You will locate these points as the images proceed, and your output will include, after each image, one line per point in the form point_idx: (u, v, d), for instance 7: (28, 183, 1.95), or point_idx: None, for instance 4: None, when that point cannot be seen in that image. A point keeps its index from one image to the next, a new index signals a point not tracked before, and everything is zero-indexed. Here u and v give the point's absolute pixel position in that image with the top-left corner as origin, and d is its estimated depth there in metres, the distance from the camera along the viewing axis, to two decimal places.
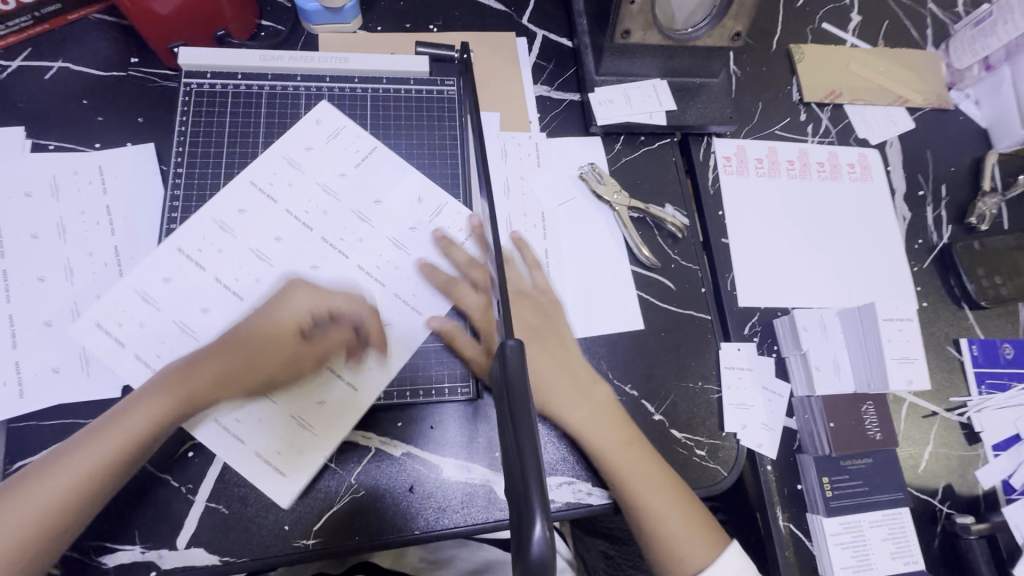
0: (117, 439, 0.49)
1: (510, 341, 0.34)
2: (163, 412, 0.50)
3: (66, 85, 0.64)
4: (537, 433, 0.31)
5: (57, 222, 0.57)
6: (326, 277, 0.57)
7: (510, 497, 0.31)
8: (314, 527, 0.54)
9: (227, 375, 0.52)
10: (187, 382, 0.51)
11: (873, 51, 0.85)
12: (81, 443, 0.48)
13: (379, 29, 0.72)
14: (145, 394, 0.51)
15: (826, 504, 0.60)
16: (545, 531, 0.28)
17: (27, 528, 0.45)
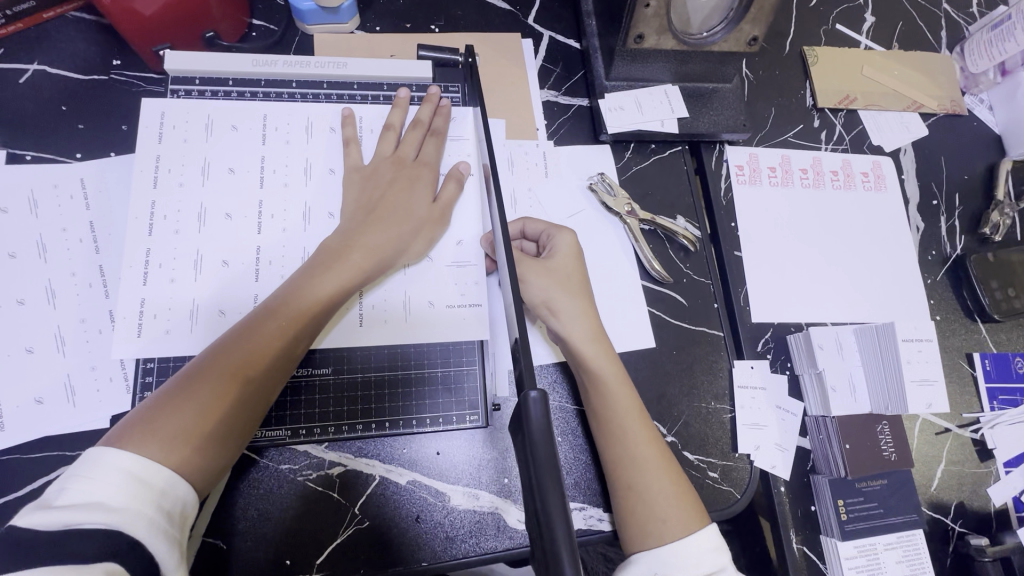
0: (273, 320, 0.47)
1: (535, 392, 0.31)
2: (316, 285, 0.49)
3: (43, 90, 0.59)
4: (564, 499, 0.28)
5: (37, 241, 0.54)
6: (394, 208, 0.55)
7: (538, 568, 0.28)
8: (317, 561, 0.52)
9: (364, 245, 0.52)
10: (332, 265, 0.51)
11: (888, 54, 0.82)
12: (219, 350, 0.45)
13: (377, 29, 0.68)
14: (238, 332, 0.46)
15: (841, 527, 0.59)
16: None
17: (197, 437, 0.41)
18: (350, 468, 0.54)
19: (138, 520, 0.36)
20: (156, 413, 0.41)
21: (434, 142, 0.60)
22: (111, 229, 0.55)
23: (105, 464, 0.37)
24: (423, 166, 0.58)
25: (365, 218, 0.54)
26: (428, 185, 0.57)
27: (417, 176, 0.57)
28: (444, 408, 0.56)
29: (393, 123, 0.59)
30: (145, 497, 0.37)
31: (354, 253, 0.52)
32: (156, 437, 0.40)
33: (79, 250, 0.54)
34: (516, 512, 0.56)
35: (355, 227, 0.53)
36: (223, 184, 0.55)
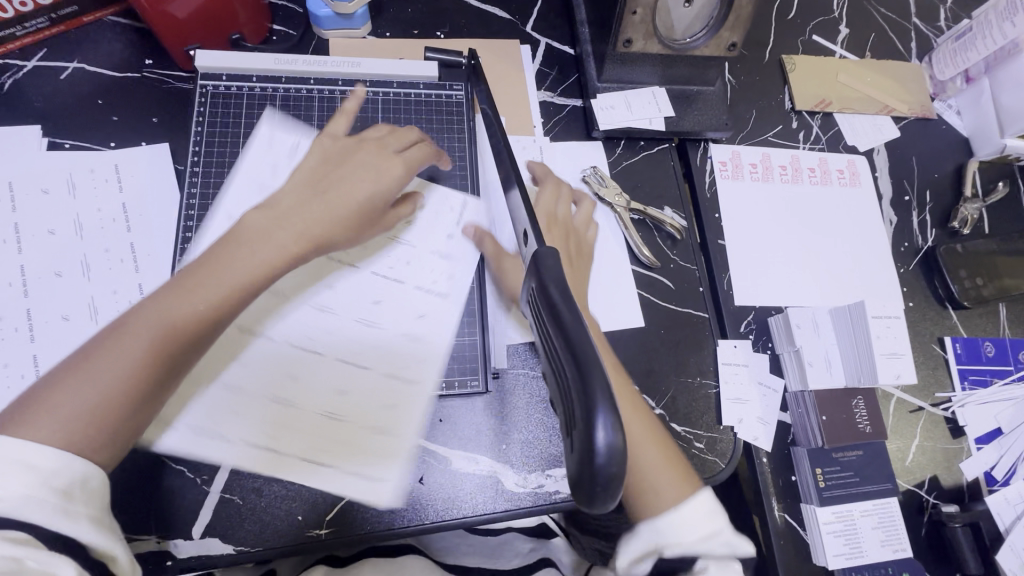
0: (171, 302, 0.46)
1: (605, 423, 0.28)
2: (228, 269, 0.49)
3: (81, 85, 0.65)
4: (585, 329, 0.30)
5: (73, 220, 0.58)
6: (337, 188, 0.55)
7: (572, 414, 0.30)
8: (326, 518, 0.55)
9: (284, 223, 0.52)
10: (233, 248, 0.50)
11: (861, 62, 0.88)
12: (109, 343, 0.45)
13: (388, 34, 0.74)
14: (130, 325, 0.45)
15: (819, 494, 0.63)
16: (606, 432, 0.28)
17: (98, 418, 0.42)
18: None
19: (27, 503, 0.37)
20: (51, 395, 0.42)
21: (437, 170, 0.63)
22: (142, 211, 0.60)
23: (1, 452, 0.38)
24: (400, 159, 0.59)
25: (292, 200, 0.53)
26: (382, 163, 0.58)
27: (383, 172, 0.57)
28: (448, 376, 0.60)
29: (352, 108, 0.61)
30: (35, 481, 0.38)
31: (275, 231, 0.51)
32: (50, 420, 0.41)
33: (112, 229, 0.59)
34: (513, 476, 0.59)
35: (280, 205, 0.53)
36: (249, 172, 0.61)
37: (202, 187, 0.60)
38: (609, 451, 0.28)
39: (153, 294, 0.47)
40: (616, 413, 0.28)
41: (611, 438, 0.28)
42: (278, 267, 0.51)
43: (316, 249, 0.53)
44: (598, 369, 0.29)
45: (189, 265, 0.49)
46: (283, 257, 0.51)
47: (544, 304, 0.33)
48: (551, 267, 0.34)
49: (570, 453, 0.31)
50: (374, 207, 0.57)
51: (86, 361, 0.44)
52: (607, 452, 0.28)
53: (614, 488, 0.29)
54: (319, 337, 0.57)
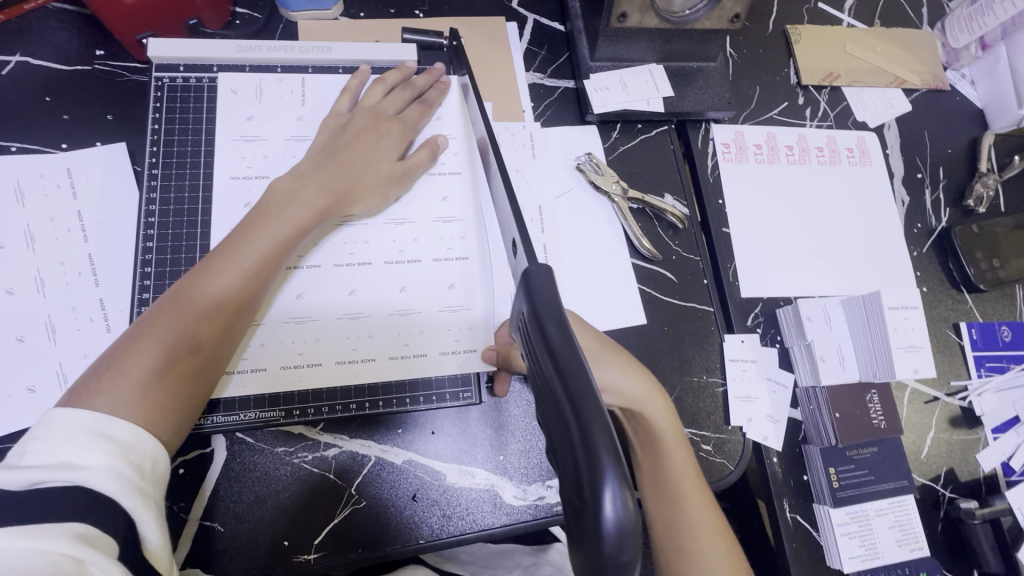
0: (209, 272, 0.47)
1: (613, 497, 0.24)
2: (262, 233, 0.49)
3: (26, 81, 0.59)
4: (587, 371, 0.27)
5: (24, 230, 0.53)
6: (362, 159, 0.56)
7: (571, 466, 0.26)
8: (315, 541, 0.52)
9: (315, 183, 0.53)
10: (277, 214, 0.50)
11: (870, 31, 0.83)
12: (157, 318, 0.45)
13: (362, 14, 0.68)
14: (174, 300, 0.46)
15: (833, 494, 0.60)
16: (615, 504, 0.24)
17: (160, 386, 0.43)
18: (345, 449, 0.55)
19: (106, 474, 0.36)
20: (116, 365, 0.42)
21: (426, 153, 0.59)
22: (100, 219, 0.55)
23: (64, 423, 0.38)
24: (397, 123, 0.59)
25: (318, 165, 0.54)
26: (396, 142, 0.58)
27: (387, 131, 0.58)
28: (437, 387, 0.55)
29: (386, 79, 0.61)
30: (115, 452, 0.38)
31: (304, 193, 0.52)
32: (115, 389, 0.41)
33: (68, 239, 0.54)
34: (512, 489, 0.56)
35: (307, 170, 0.54)
36: (214, 172, 0.56)
37: (162, 191, 0.55)
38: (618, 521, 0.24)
39: (198, 265, 0.48)
40: (629, 481, 0.24)
41: (619, 513, 0.24)
42: (310, 221, 0.52)
43: (345, 197, 0.54)
44: (601, 427, 0.25)
45: (230, 236, 0.49)
46: (314, 213, 0.52)
47: (539, 344, 0.29)
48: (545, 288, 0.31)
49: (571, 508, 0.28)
50: (391, 162, 0.57)
51: (143, 332, 0.44)
52: (615, 530, 0.24)
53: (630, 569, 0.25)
54: (308, 349, 0.54)
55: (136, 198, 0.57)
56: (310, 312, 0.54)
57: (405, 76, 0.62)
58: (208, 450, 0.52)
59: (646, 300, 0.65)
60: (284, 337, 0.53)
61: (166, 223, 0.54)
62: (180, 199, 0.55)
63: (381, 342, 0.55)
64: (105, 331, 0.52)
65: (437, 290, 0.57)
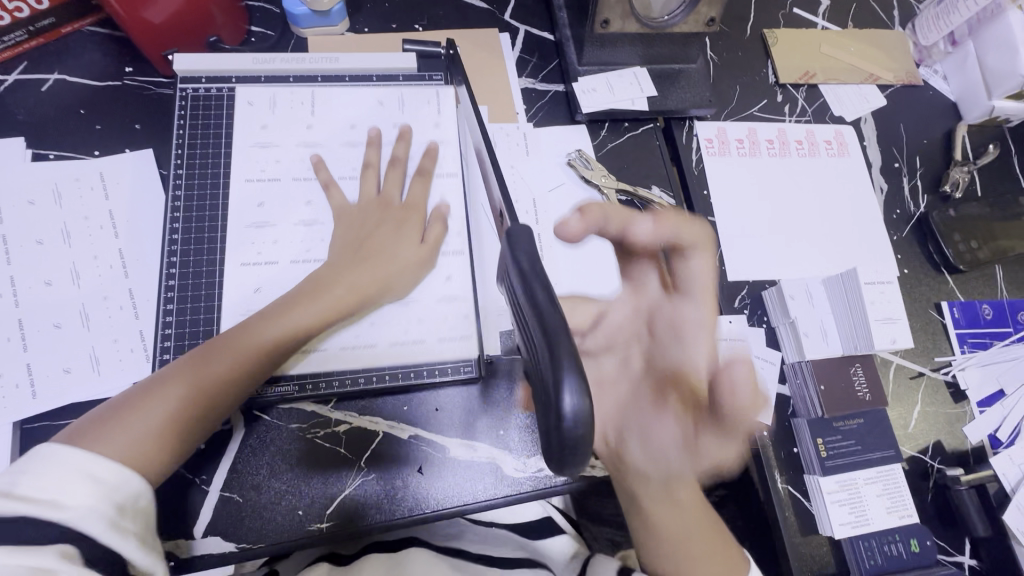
0: (224, 355, 0.50)
1: (572, 392, 0.30)
2: (288, 320, 0.53)
3: (63, 97, 0.65)
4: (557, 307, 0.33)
5: (60, 228, 0.59)
6: (386, 244, 0.59)
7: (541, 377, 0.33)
8: (327, 511, 0.55)
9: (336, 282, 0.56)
10: (299, 309, 0.54)
11: (843, 32, 0.88)
12: (169, 379, 0.48)
13: (366, 30, 0.74)
14: (187, 369, 0.48)
15: (822, 464, 0.62)
16: (576, 401, 0.30)
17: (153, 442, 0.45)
18: (355, 425, 0.58)
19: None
20: (118, 420, 0.44)
21: (418, 222, 0.62)
22: (129, 216, 0.60)
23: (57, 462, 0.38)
24: (411, 209, 0.62)
25: (347, 259, 0.58)
26: (415, 229, 0.61)
27: (405, 219, 0.61)
28: (441, 364, 0.59)
29: (373, 137, 0.65)
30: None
31: (330, 290, 0.55)
32: (118, 437, 0.43)
33: (100, 236, 0.59)
34: (512, 462, 0.59)
35: (337, 265, 0.57)
36: (233, 173, 0.61)
37: (185, 190, 0.60)
38: (574, 413, 0.31)
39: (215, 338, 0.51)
40: (585, 381, 0.31)
41: (577, 405, 0.30)
42: (333, 317, 0.55)
43: (367, 296, 0.57)
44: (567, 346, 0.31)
45: (257, 319, 0.53)
46: (337, 310, 0.55)
47: (523, 294, 0.35)
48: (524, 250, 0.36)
49: (542, 413, 0.33)
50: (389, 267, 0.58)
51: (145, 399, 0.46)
52: (573, 417, 0.30)
53: (580, 453, 0.32)
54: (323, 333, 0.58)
55: (161, 198, 0.62)
56: None
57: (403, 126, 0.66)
58: (228, 427, 0.56)
59: (636, 285, 0.69)
60: None
61: (190, 218, 0.59)
62: (202, 197, 0.60)
63: (384, 330, 0.59)
64: (133, 318, 0.57)
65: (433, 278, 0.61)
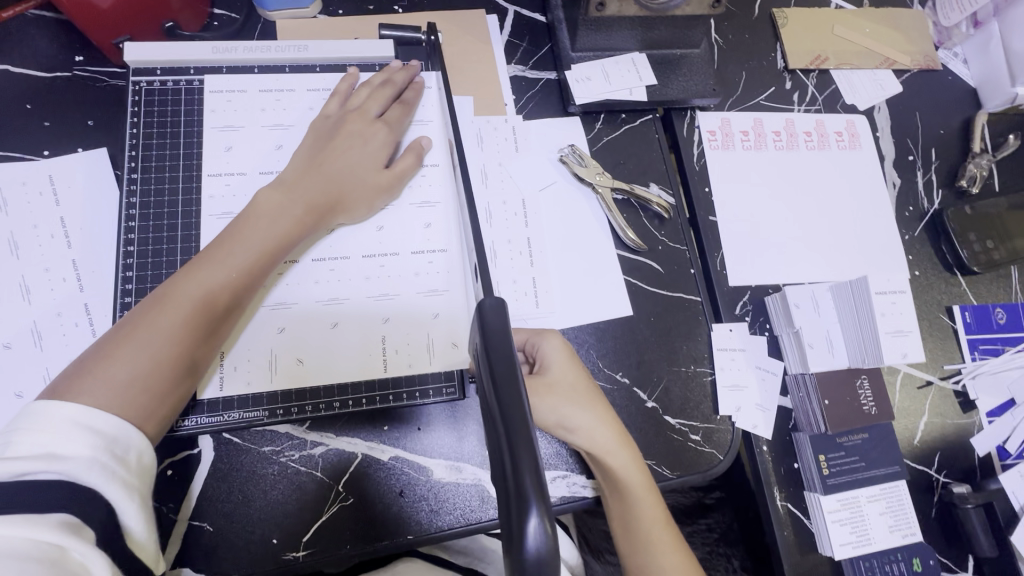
0: (214, 263, 0.48)
1: (535, 521, 0.24)
2: (266, 218, 0.51)
3: (6, 89, 0.59)
4: (524, 396, 0.27)
5: (7, 237, 0.54)
6: (354, 157, 0.56)
7: (499, 488, 0.26)
8: (303, 538, 0.52)
9: (320, 175, 0.54)
10: (262, 222, 0.50)
11: (858, 12, 0.82)
12: (126, 324, 0.44)
13: (340, 12, 0.68)
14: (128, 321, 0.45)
15: (823, 482, 0.59)
16: (542, 524, 0.24)
17: (133, 390, 0.42)
18: (331, 448, 0.55)
19: (89, 467, 0.37)
20: (116, 348, 0.43)
21: (411, 160, 0.59)
22: (83, 224, 0.56)
23: (46, 417, 0.38)
24: (383, 128, 0.58)
25: (311, 168, 0.55)
26: (384, 148, 0.58)
27: (375, 136, 0.58)
28: (421, 383, 0.55)
29: (339, 89, 0.60)
30: (97, 445, 0.38)
31: (307, 187, 0.53)
32: (93, 388, 0.41)
33: (51, 245, 0.55)
34: None
35: (299, 176, 0.54)
36: (193, 175, 0.56)
37: (141, 195, 0.55)
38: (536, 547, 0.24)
39: (198, 258, 0.48)
40: (550, 508, 0.24)
41: (540, 538, 0.24)
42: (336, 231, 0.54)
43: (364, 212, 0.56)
44: (529, 460, 0.25)
45: (229, 229, 0.50)
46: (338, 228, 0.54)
47: (485, 377, 0.29)
48: (498, 321, 0.31)
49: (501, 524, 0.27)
50: (378, 171, 0.57)
51: (153, 306, 0.45)
52: (534, 556, 0.24)
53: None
54: (307, 349, 0.54)
55: (117, 203, 0.57)
56: (293, 298, 0.55)
57: (389, 76, 0.62)
58: (195, 451, 0.53)
59: (633, 293, 0.64)
60: (260, 326, 0.54)
61: (148, 227, 0.54)
62: (160, 203, 0.55)
63: (361, 325, 0.55)
64: (90, 336, 0.53)
65: (410, 289, 0.57)
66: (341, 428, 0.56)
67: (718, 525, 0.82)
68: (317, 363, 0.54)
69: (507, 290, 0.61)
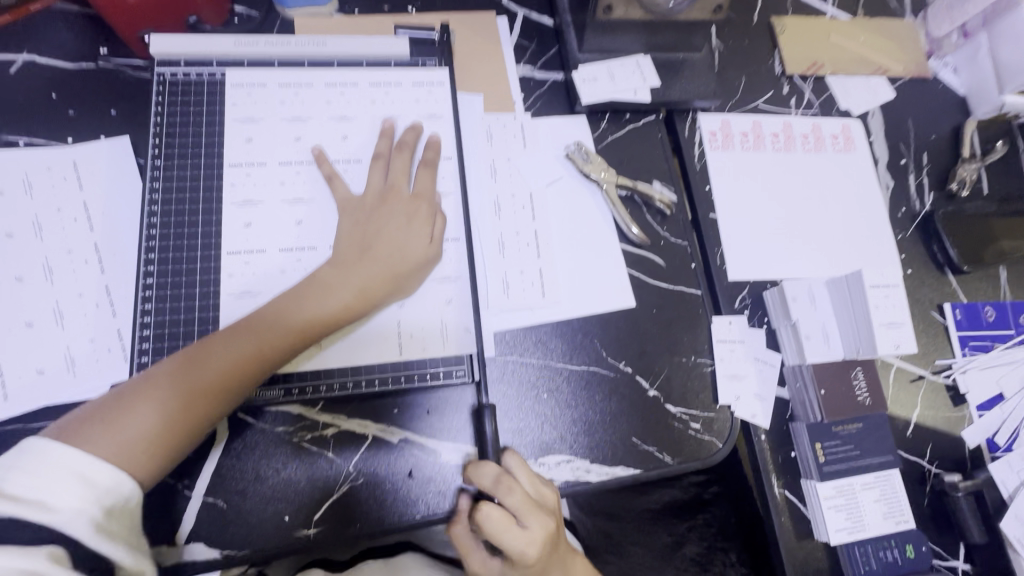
0: (253, 334, 0.49)
1: None
2: (310, 300, 0.52)
3: (33, 79, 0.61)
4: None
5: (32, 220, 0.56)
6: (402, 230, 0.56)
7: None
8: (315, 517, 0.54)
9: (365, 250, 0.55)
10: (306, 298, 0.52)
11: (853, 22, 0.85)
12: (155, 377, 0.47)
13: (356, 11, 0.70)
14: (157, 375, 0.47)
15: (820, 469, 0.61)
16: None
17: (141, 449, 0.44)
18: (343, 429, 0.56)
19: (76, 519, 0.38)
20: (139, 401, 0.45)
21: (427, 171, 0.60)
22: (105, 209, 0.57)
23: (47, 457, 0.40)
24: (424, 200, 0.59)
25: (358, 243, 0.55)
26: (428, 220, 0.58)
27: (417, 209, 0.58)
28: (431, 366, 0.57)
29: None
30: (88, 496, 0.39)
31: (353, 267, 0.54)
32: (107, 437, 0.43)
33: (74, 229, 0.56)
34: None
35: (347, 252, 0.55)
36: (214, 163, 0.58)
37: (164, 181, 0.57)
38: None
39: (241, 323, 0.50)
40: None
41: None
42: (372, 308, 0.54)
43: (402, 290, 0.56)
44: None
45: (279, 300, 0.52)
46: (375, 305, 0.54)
47: None
48: None
49: None
50: (421, 246, 0.56)
51: (183, 364, 0.48)
52: None
53: None
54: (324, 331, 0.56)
55: (139, 189, 0.59)
56: None
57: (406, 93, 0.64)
58: (211, 430, 0.54)
59: (635, 285, 0.66)
60: None
61: (169, 211, 0.56)
62: (182, 189, 0.57)
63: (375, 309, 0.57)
64: (111, 316, 0.54)
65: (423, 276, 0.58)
66: (354, 409, 0.57)
67: (716, 519, 0.82)
68: (336, 345, 0.56)
69: (513, 278, 0.63)
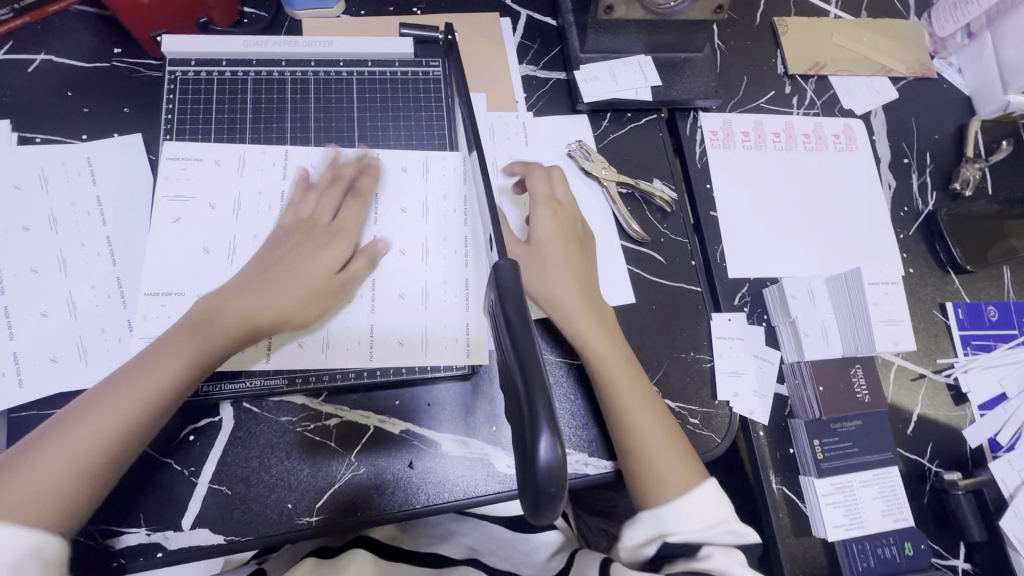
0: (150, 372, 0.47)
1: (546, 440, 0.28)
2: (213, 330, 0.50)
3: (50, 78, 0.63)
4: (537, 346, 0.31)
5: (47, 214, 0.57)
6: (305, 262, 0.55)
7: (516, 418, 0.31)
8: (317, 505, 0.55)
9: (267, 285, 0.53)
10: (200, 333, 0.50)
11: (856, 22, 0.85)
12: (50, 431, 0.45)
13: (362, 12, 0.72)
14: (43, 432, 0.45)
15: (817, 465, 0.62)
16: (553, 442, 0.28)
17: (40, 503, 0.42)
18: (346, 419, 0.58)
19: None
20: (29, 460, 0.43)
21: (396, 176, 0.61)
22: (117, 203, 0.59)
23: None
24: (337, 231, 0.57)
25: (258, 277, 0.54)
26: (339, 251, 0.56)
27: (329, 242, 0.56)
28: (432, 359, 0.58)
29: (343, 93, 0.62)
30: None
31: (238, 306, 0.52)
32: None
33: (87, 222, 0.58)
34: (505, 458, 0.59)
35: (244, 288, 0.53)
36: (222, 159, 0.60)
37: None
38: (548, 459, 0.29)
39: (131, 364, 0.48)
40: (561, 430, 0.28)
41: (550, 452, 0.28)
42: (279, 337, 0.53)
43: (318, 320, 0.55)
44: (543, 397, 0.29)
45: (168, 335, 0.50)
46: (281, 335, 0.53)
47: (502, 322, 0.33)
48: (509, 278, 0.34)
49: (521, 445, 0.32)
50: (328, 276, 0.55)
51: (73, 413, 0.46)
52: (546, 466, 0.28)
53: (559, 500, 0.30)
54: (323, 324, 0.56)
55: (150, 185, 0.60)
56: None
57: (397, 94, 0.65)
58: (216, 419, 0.56)
59: (634, 282, 0.67)
60: None
61: None
62: None
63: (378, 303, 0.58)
64: (121, 307, 0.56)
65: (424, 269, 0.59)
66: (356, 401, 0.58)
67: None
68: (340, 340, 0.56)
69: None
